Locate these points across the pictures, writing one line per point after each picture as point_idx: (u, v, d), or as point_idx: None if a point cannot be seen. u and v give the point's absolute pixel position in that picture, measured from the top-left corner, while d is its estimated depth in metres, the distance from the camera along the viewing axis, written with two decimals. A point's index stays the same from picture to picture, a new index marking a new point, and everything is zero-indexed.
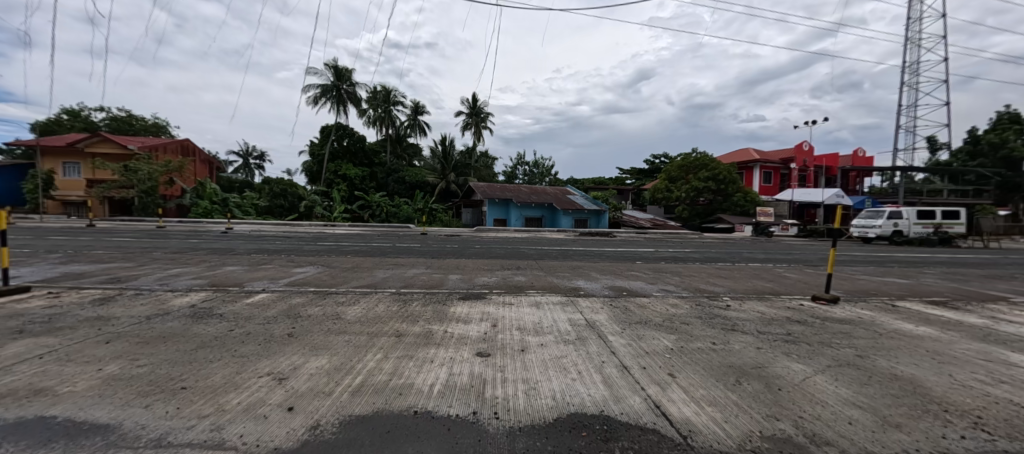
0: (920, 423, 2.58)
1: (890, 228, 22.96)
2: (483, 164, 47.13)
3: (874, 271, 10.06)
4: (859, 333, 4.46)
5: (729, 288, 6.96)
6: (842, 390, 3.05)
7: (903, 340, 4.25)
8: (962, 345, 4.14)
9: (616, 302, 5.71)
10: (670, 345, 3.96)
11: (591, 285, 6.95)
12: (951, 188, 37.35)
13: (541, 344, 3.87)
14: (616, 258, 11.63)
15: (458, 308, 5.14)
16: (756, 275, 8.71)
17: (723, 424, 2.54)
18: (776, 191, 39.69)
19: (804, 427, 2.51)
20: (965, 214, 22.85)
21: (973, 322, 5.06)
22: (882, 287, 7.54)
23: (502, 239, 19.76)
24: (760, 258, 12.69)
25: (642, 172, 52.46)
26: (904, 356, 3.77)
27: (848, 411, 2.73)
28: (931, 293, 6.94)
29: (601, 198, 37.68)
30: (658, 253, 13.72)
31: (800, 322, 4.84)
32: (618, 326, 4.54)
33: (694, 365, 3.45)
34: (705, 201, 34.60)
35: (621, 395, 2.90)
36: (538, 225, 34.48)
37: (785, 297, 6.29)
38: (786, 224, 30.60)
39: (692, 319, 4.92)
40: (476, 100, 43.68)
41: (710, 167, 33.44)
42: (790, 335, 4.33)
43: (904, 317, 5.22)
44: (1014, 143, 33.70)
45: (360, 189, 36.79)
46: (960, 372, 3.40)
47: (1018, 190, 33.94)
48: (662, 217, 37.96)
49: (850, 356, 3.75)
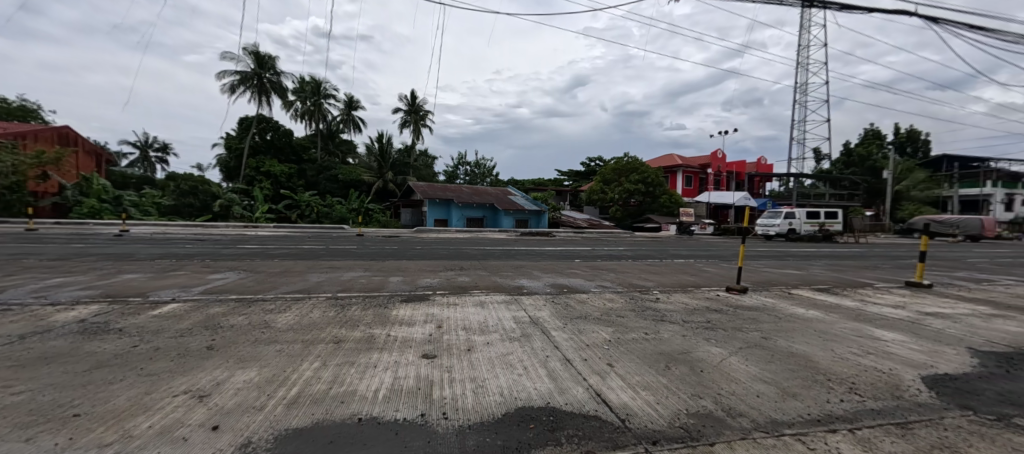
0: (811, 391, 3.06)
1: (786, 228, 26.55)
2: (423, 163, 46.04)
3: (775, 264, 11.56)
4: (764, 318, 5.12)
5: (658, 283, 7.57)
6: (753, 368, 3.49)
7: (798, 322, 4.96)
8: (840, 324, 4.95)
9: (558, 299, 5.94)
10: (608, 336, 4.22)
11: (534, 284, 7.13)
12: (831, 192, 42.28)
13: (487, 343, 3.90)
14: (557, 257, 12.01)
15: (401, 311, 4.98)
16: (681, 269, 9.59)
17: (656, 406, 2.81)
18: (695, 194, 43.80)
19: (722, 402, 2.87)
20: (842, 215, 26.96)
21: (848, 305, 6.04)
22: (781, 278, 8.69)
23: (443, 240, 19.43)
24: (684, 255, 13.91)
25: (579, 175, 54.84)
26: (798, 335, 4.42)
27: (757, 386, 3.14)
28: (818, 282, 8.18)
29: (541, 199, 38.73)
30: (596, 252, 14.42)
31: (717, 311, 5.42)
32: (560, 321, 4.73)
33: (630, 355, 3.71)
34: (636, 203, 37.12)
35: (565, 387, 3.04)
36: (480, 225, 34.52)
37: (705, 289, 7.01)
38: (704, 223, 34.07)
39: (627, 312, 5.28)
40: (415, 97, 42.59)
41: (640, 170, 35.94)
42: (709, 323, 4.85)
43: (797, 303, 6.10)
44: (875, 157, 42.45)
45: (287, 188, 33.94)
46: (839, 347, 4.06)
47: (879, 195, 42.11)
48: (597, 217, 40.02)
49: (758, 338, 4.28)
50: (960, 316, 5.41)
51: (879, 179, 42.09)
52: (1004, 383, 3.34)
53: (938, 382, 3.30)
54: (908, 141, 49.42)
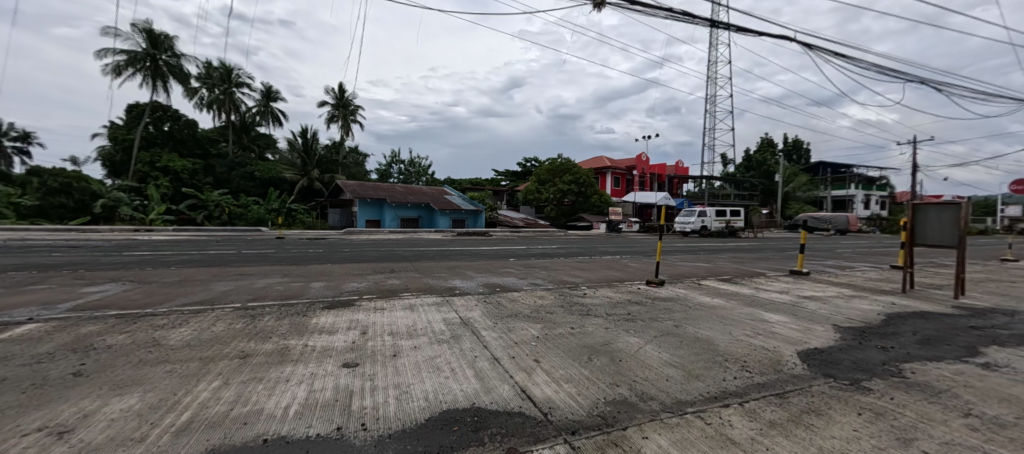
0: (712, 372, 3.41)
1: (699, 225, 29.42)
2: (354, 161, 43.73)
3: (688, 258, 12.77)
4: (676, 308, 5.61)
5: (586, 279, 7.96)
6: (664, 354, 3.80)
7: (705, 310, 5.52)
8: (738, 310, 5.59)
9: (490, 298, 5.97)
10: (536, 333, 4.34)
11: (467, 284, 7.10)
12: (735, 193, 47.85)
13: (414, 346, 3.79)
14: (491, 257, 12.09)
15: (322, 318, 4.65)
16: (607, 265, 10.18)
17: (577, 397, 2.93)
18: (624, 194, 46.81)
19: (636, 388, 3.10)
20: (744, 213, 30.54)
21: (745, 292, 6.86)
22: (692, 270, 9.61)
23: (374, 242, 18.58)
24: (610, 251, 14.79)
25: (515, 175, 55.89)
26: (704, 322, 4.92)
27: (667, 371, 3.42)
28: (722, 273, 9.18)
29: (478, 199, 38.72)
30: (529, 250, 14.78)
31: (637, 303, 5.83)
32: (490, 320, 4.76)
33: (557, 349, 3.85)
34: (569, 203, 38.69)
35: (491, 386, 3.06)
36: (415, 225, 33.63)
37: (628, 283, 7.50)
38: (631, 222, 36.61)
39: (555, 308, 5.47)
40: (343, 91, 40.24)
41: (573, 171, 37.48)
42: (629, 314, 5.19)
43: (705, 292, 6.79)
44: (768, 162, 48.81)
45: (191, 186, 30.18)
46: (737, 331, 4.59)
47: (772, 195, 48.45)
48: (533, 217, 41.02)
49: (671, 326, 4.68)
50: (828, 298, 6.41)
51: (771, 182, 48.43)
52: (856, 352, 4.02)
53: (810, 356, 3.87)
54: (794, 149, 57.47)
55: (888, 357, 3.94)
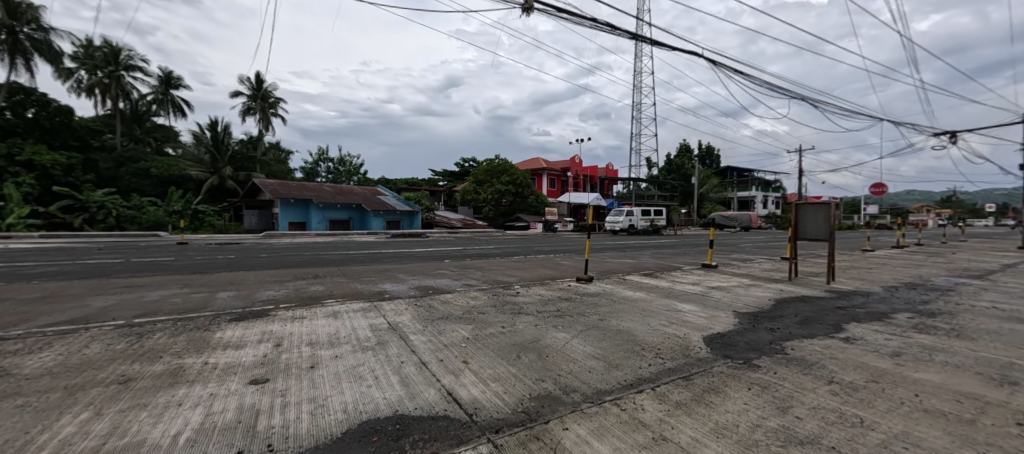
0: (630, 361, 3.66)
1: (627, 224, 31.48)
2: (274, 158, 40.46)
3: (615, 255, 13.60)
4: (602, 302, 5.94)
5: (520, 278, 8.12)
6: (588, 347, 4.00)
7: (627, 303, 5.91)
8: (656, 302, 6.06)
9: (421, 301, 5.83)
10: (467, 334, 4.33)
11: (398, 287, 6.88)
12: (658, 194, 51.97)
13: (335, 356, 3.58)
14: (424, 259, 11.82)
15: (228, 332, 4.20)
16: (540, 264, 10.46)
17: (502, 396, 2.97)
18: (559, 194, 48.53)
19: (560, 382, 3.22)
20: (666, 213, 33.24)
21: (663, 285, 7.45)
22: (618, 266, 10.23)
23: (297, 246, 17.22)
24: (544, 250, 15.24)
25: (453, 175, 55.40)
26: (626, 314, 5.26)
27: (590, 363, 3.61)
28: (644, 268, 9.90)
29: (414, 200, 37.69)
30: (465, 251, 14.73)
31: (567, 300, 6.07)
32: (420, 323, 4.66)
33: (486, 349, 3.87)
34: (507, 203, 39.18)
35: (417, 391, 2.99)
36: (346, 228, 31.84)
37: (559, 281, 7.78)
38: (566, 222, 38.12)
39: (488, 308, 5.50)
40: (261, 81, 36.92)
41: (510, 172, 38.01)
42: (559, 311, 5.39)
43: (628, 287, 7.26)
44: (686, 166, 53.61)
45: (65, 185, 25.34)
46: (654, 321, 4.98)
47: (689, 196, 53.22)
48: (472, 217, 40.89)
49: (596, 320, 4.94)
50: (730, 288, 7.22)
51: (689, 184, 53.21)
52: (750, 334, 4.57)
53: (713, 340, 4.31)
54: (708, 154, 63.78)
55: (775, 337, 4.53)
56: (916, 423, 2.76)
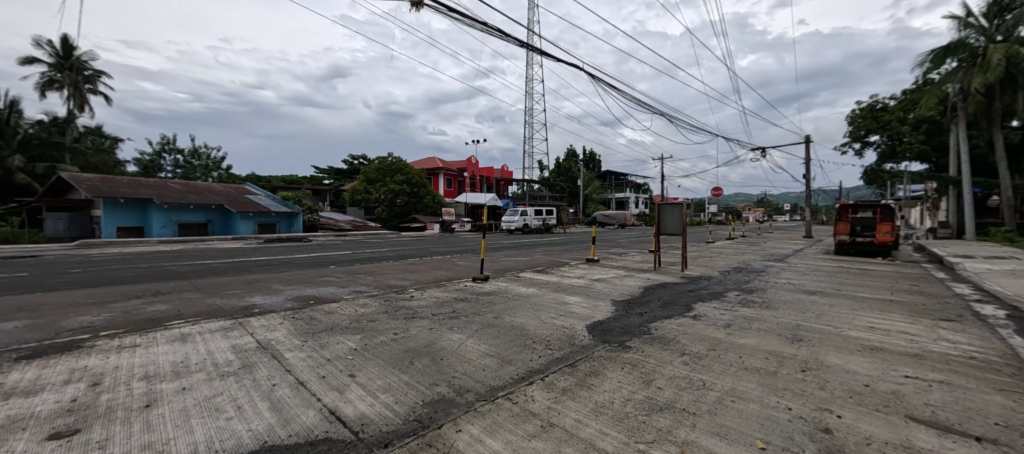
0: (521, 355, 3.85)
1: (522, 223, 33.05)
2: (94, 146, 31.90)
3: (509, 253, 14.15)
4: (497, 300, 6.12)
5: (414, 281, 7.87)
6: (482, 345, 4.08)
7: (520, 299, 6.20)
8: (547, 296, 6.49)
9: (300, 313, 5.22)
10: (354, 345, 4.02)
11: (272, 300, 6.05)
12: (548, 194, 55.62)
13: (184, 388, 2.97)
14: (305, 265, 10.61)
15: (13, 376, 3.14)
16: (437, 266, 10.32)
17: (392, 406, 2.84)
18: (456, 194, 48.39)
19: (454, 384, 3.21)
20: (556, 212, 35.82)
21: (552, 280, 8.02)
22: (513, 264, 10.68)
23: (129, 256, 13.83)
24: (441, 251, 15.07)
25: (340, 172, 50.95)
26: (519, 310, 5.51)
27: (484, 361, 3.68)
28: (536, 265, 10.52)
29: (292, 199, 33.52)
30: (354, 255, 13.70)
31: (463, 300, 6.08)
32: (298, 338, 4.16)
33: (375, 359, 3.65)
34: (401, 203, 37.73)
35: (291, 415, 2.65)
36: (203, 232, 26.83)
37: (455, 282, 7.78)
38: (463, 222, 38.34)
39: (379, 315, 5.19)
40: (67, 46, 28.65)
41: (405, 171, 36.55)
42: (454, 312, 5.37)
43: (522, 284, 7.63)
44: (572, 169, 58.51)
45: None
46: (544, 314, 5.32)
47: (575, 197, 58.20)
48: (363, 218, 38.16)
49: (491, 318, 5.07)
50: (609, 279, 8.14)
51: (575, 185, 58.19)
52: (623, 319, 5.21)
53: (594, 328, 4.79)
54: (590, 159, 70.68)
55: (643, 319, 5.25)
56: (740, 379, 3.48)
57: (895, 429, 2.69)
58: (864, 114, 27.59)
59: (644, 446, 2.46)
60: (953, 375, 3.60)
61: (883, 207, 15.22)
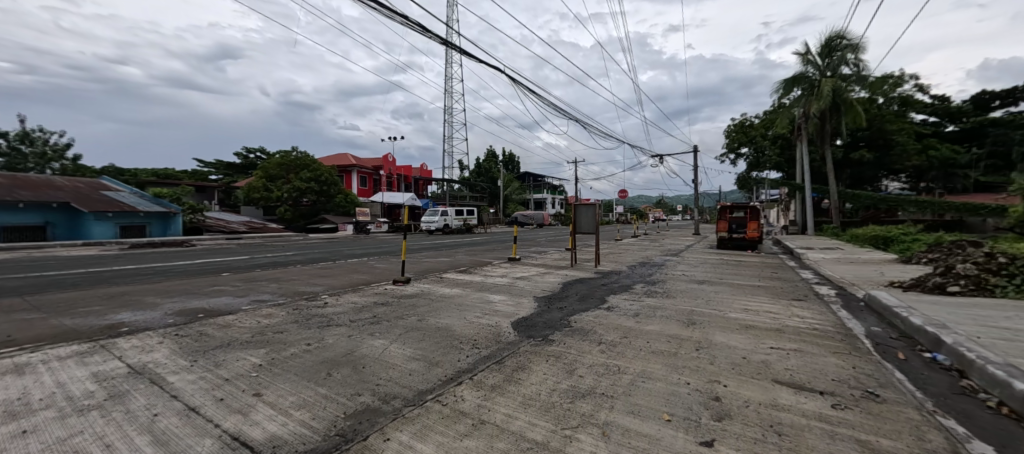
0: (449, 356, 3.82)
1: (443, 223, 32.47)
2: None
3: (431, 254, 13.83)
4: (420, 303, 5.95)
5: (328, 286, 7.26)
6: (407, 350, 3.94)
7: (445, 300, 6.10)
8: (472, 295, 6.50)
9: (187, 330, 4.46)
10: (259, 361, 3.58)
11: (145, 315, 5.06)
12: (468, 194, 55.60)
13: (25, 430, 2.35)
14: (188, 274, 9.08)
15: None
16: (352, 269, 9.64)
17: (309, 423, 2.60)
18: (371, 194, 45.59)
19: (379, 392, 3.05)
20: (477, 213, 35.95)
21: (476, 280, 8.06)
22: (435, 265, 10.45)
23: None
24: (356, 253, 14.11)
25: (231, 167, 44.46)
26: (444, 311, 5.43)
27: (410, 365, 3.56)
28: (459, 265, 10.45)
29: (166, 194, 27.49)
30: (252, 260, 12.10)
31: (383, 305, 5.78)
32: (186, 359, 3.56)
33: (286, 374, 3.30)
34: (309, 203, 34.45)
35: (180, 448, 2.26)
36: (39, 238, 21.49)
37: (374, 285, 7.35)
38: (379, 222, 36.61)
39: (288, 324, 4.69)
40: None
41: (312, 168, 33.29)
42: (375, 317, 5.09)
43: (446, 284, 7.54)
44: (492, 170, 59.29)
45: None
46: (469, 314, 5.33)
47: (495, 197, 59.10)
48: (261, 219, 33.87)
49: (416, 321, 4.92)
50: (530, 277, 8.45)
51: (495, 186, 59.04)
52: (546, 315, 5.47)
53: (519, 324, 4.95)
54: (510, 161, 72.39)
55: (564, 314, 5.57)
56: (649, 361, 3.92)
57: (764, 391, 3.30)
58: (738, 129, 33.00)
59: (570, 431, 2.64)
60: (801, 344, 4.54)
61: (752, 209, 18.35)
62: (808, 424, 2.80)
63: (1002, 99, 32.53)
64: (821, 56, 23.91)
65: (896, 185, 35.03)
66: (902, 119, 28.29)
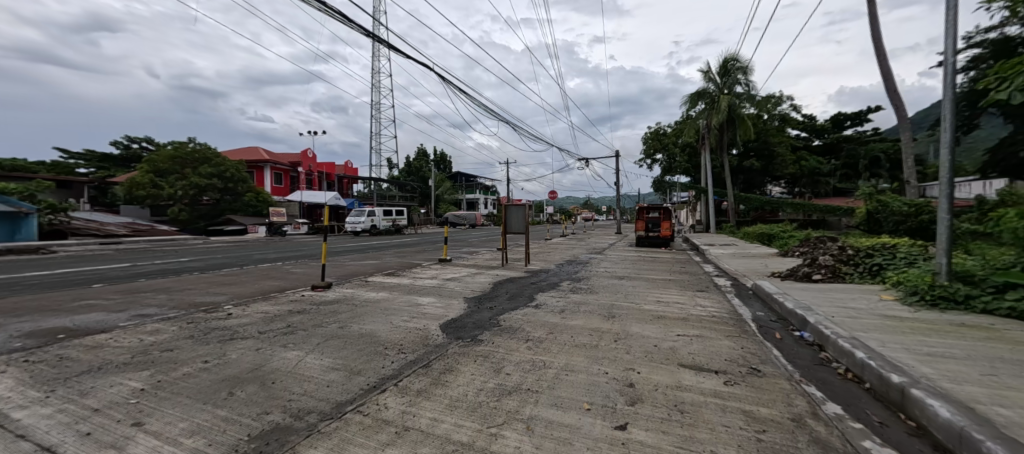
0: (372, 363, 3.65)
1: (370, 224, 30.85)
2: None
3: (357, 256, 13.10)
4: (342, 309, 5.60)
5: (233, 295, 6.50)
6: (325, 360, 3.68)
7: (370, 305, 5.82)
8: (400, 299, 6.28)
9: (41, 354, 3.69)
10: (141, 385, 3.08)
11: None
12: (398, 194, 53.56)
13: None
14: (44, 287, 7.49)
15: None
16: (264, 275, 8.74)
17: (205, 450, 2.31)
18: (287, 192, 41.72)
19: (291, 408, 2.82)
20: (408, 213, 34.78)
21: (404, 282, 7.82)
22: (361, 268, 9.92)
23: None
24: (267, 258, 12.77)
25: (107, 158, 37.66)
26: (368, 317, 5.17)
27: (328, 376, 3.34)
28: (387, 268, 10.04)
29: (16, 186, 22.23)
30: (134, 268, 10.37)
31: (299, 313, 5.33)
32: (39, 390, 2.94)
33: (175, 398, 2.89)
34: (211, 201, 30.38)
35: None
36: None
37: (290, 292, 6.75)
38: (298, 223, 33.65)
39: (180, 341, 4.10)
40: None
41: (214, 162, 29.48)
42: (289, 327, 4.67)
43: (372, 288, 7.20)
44: (423, 170, 57.88)
45: None
46: (396, 318, 5.15)
47: (427, 197, 57.74)
48: (147, 220, 29.17)
49: (336, 329, 4.61)
50: (461, 277, 8.41)
51: (426, 186, 57.70)
52: (476, 315, 5.48)
53: (448, 326, 4.90)
54: (442, 160, 71.25)
55: (494, 313, 5.64)
56: (571, 355, 4.14)
57: (671, 374, 3.67)
58: (652, 137, 36.13)
59: (496, 429, 2.69)
60: (701, 330, 5.12)
61: (665, 210, 20.17)
62: (705, 401, 3.17)
63: (851, 120, 39.65)
64: (720, 76, 27.13)
65: (777, 190, 41.00)
66: (781, 134, 33.19)
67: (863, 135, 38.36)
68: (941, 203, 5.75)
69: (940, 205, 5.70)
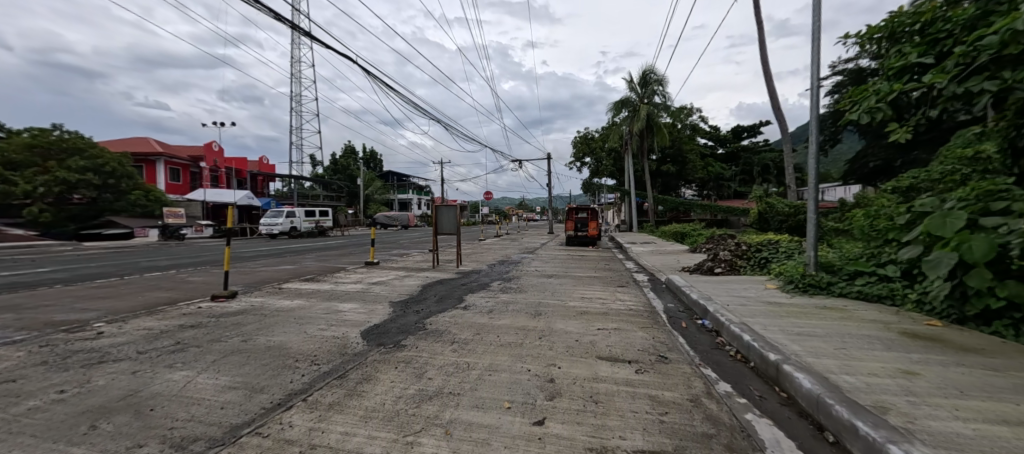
0: (278, 378, 3.35)
1: (289, 226, 28.40)
2: None
3: (270, 261, 11.94)
4: (248, 320, 5.07)
5: (109, 311, 5.54)
6: (222, 378, 3.31)
7: (281, 315, 5.34)
8: (317, 306, 5.85)
9: None
10: None
11: None
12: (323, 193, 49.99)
13: None
14: None
15: None
16: (152, 286, 7.57)
17: None
18: (187, 190, 36.79)
19: (173, 436, 2.48)
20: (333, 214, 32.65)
21: (323, 288, 7.30)
22: (274, 274, 9.07)
23: None
24: (156, 265, 11.08)
25: None
26: (278, 328, 4.74)
27: (223, 396, 3.00)
28: (304, 273, 9.29)
29: None
30: None
31: (193, 327, 4.72)
32: None
33: (12, 440, 2.37)
34: (84, 199, 25.78)
35: None
36: None
37: (183, 304, 5.93)
38: (200, 226, 29.94)
39: (27, 369, 3.39)
40: None
41: (89, 154, 25.02)
42: (179, 344, 4.11)
43: (286, 296, 6.62)
44: (351, 168, 54.65)
45: None
46: (311, 327, 4.78)
47: (355, 196, 54.68)
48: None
49: (238, 343, 4.16)
50: (388, 281, 8.08)
51: (355, 185, 54.61)
52: (400, 320, 5.29)
53: (369, 333, 4.67)
54: (372, 158, 67.97)
55: (420, 317, 5.49)
56: (496, 354, 4.17)
57: (589, 367, 3.87)
58: (582, 140, 37.84)
59: (413, 437, 2.61)
60: (619, 323, 5.48)
61: (592, 210, 21.27)
62: (618, 390, 3.39)
63: (748, 132, 45.22)
64: (640, 86, 29.22)
65: (689, 193, 45.40)
66: (692, 142, 36.78)
67: (757, 145, 44.00)
68: (809, 204, 6.74)
69: (808, 205, 6.69)
